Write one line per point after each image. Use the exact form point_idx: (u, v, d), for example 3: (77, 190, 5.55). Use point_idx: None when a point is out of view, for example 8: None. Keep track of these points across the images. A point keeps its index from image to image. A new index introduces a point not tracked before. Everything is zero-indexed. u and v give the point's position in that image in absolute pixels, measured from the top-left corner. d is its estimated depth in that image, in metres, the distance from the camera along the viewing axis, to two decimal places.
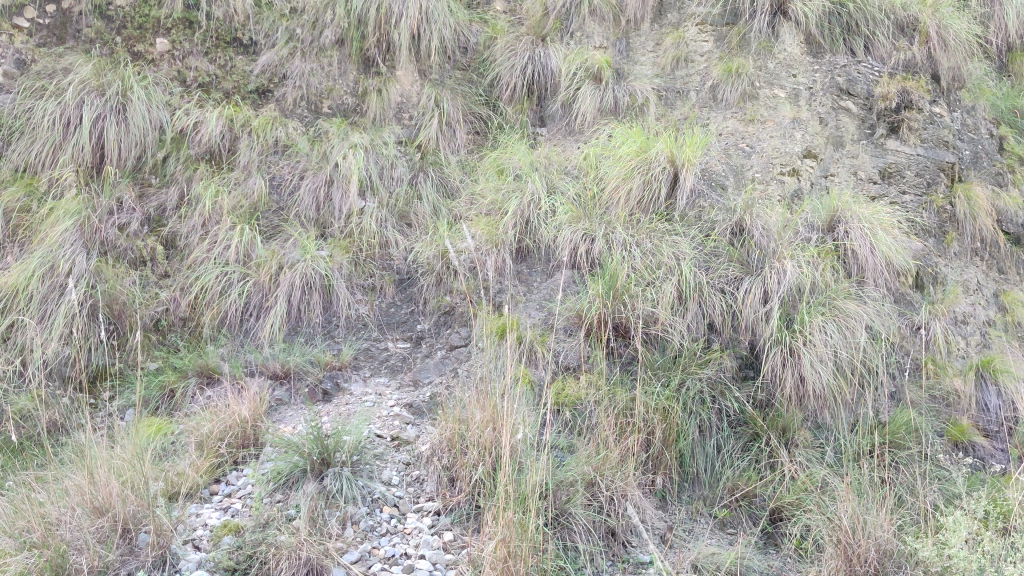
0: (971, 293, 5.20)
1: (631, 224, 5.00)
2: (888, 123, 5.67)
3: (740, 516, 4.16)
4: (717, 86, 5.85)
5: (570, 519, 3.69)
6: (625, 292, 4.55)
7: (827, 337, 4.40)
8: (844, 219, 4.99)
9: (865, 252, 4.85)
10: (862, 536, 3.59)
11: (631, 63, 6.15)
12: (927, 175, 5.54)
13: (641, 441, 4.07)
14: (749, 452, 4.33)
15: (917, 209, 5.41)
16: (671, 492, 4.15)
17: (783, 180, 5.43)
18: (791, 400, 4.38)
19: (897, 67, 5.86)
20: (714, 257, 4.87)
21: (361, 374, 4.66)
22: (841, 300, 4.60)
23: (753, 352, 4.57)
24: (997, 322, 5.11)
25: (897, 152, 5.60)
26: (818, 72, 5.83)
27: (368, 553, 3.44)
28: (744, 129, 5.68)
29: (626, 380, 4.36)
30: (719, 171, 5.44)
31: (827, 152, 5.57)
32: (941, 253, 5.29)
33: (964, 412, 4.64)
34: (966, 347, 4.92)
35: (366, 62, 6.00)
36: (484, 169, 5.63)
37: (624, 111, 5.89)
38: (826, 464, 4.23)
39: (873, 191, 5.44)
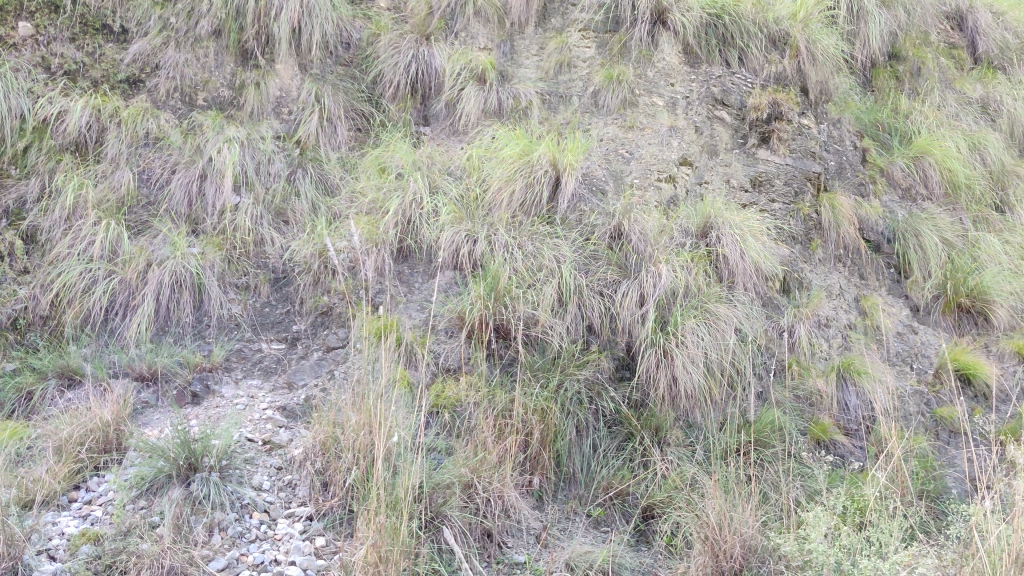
0: (834, 297, 5.42)
1: (513, 226, 5.03)
2: (759, 133, 5.88)
3: (613, 515, 4.22)
4: (599, 92, 5.94)
5: (446, 521, 3.68)
6: (506, 294, 4.58)
7: (699, 339, 4.53)
8: (717, 225, 5.14)
9: (736, 257, 5.01)
10: (728, 532, 3.71)
11: (515, 65, 6.16)
12: (795, 184, 5.76)
13: (519, 442, 4.09)
14: (623, 451, 4.40)
15: (785, 216, 5.61)
16: (547, 492, 4.19)
17: (660, 186, 5.52)
18: (664, 400, 4.48)
19: (768, 79, 6.10)
20: (594, 260, 4.94)
21: (232, 376, 4.52)
22: (712, 303, 4.73)
23: (629, 354, 4.66)
24: (857, 326, 5.32)
25: (767, 162, 5.81)
26: (694, 81, 6.01)
27: (236, 560, 3.34)
28: (624, 135, 5.78)
29: (506, 382, 4.39)
30: (600, 176, 5.49)
31: (702, 159, 5.72)
32: (807, 259, 5.52)
33: (826, 412, 4.84)
34: (828, 348, 5.11)
35: (244, 55, 5.84)
36: (365, 167, 5.51)
37: (508, 114, 5.90)
38: (696, 462, 4.35)
39: (744, 199, 5.61)
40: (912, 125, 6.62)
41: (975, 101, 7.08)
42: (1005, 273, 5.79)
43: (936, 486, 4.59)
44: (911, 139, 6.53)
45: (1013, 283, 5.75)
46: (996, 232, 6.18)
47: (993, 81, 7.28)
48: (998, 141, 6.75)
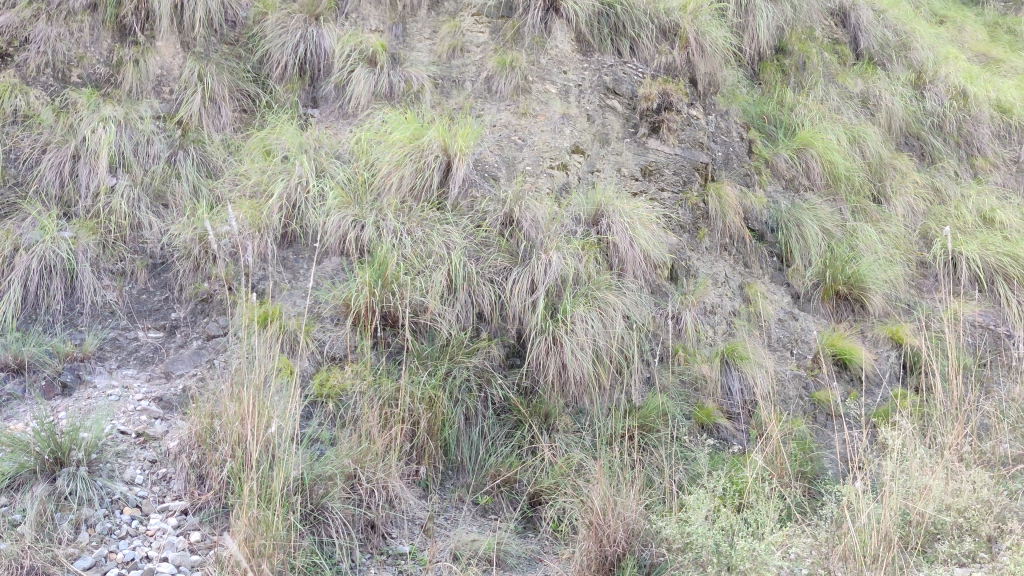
0: (719, 285, 5.51)
1: (402, 211, 4.96)
2: (649, 123, 5.95)
3: (501, 502, 4.21)
4: (492, 78, 5.90)
5: (326, 514, 3.63)
6: (395, 281, 4.49)
7: (588, 326, 4.56)
8: (607, 213, 5.18)
9: (625, 245, 5.06)
10: (611, 517, 3.68)
11: (408, 48, 6.05)
12: (683, 174, 5.86)
13: (405, 431, 4.05)
14: (512, 438, 4.38)
15: (673, 206, 5.70)
16: (434, 482, 4.15)
17: (553, 173, 5.52)
18: (554, 387, 4.50)
19: (659, 70, 6.18)
20: (484, 247, 4.91)
21: (106, 366, 4.34)
22: (602, 291, 4.77)
23: (520, 341, 4.67)
24: (741, 313, 5.43)
25: (657, 151, 5.88)
26: (586, 70, 6.04)
27: (105, 557, 3.21)
28: (517, 122, 5.75)
29: (392, 371, 4.31)
30: (492, 162, 5.45)
31: (594, 148, 5.75)
32: (694, 248, 5.61)
33: (710, 396, 4.93)
34: (713, 335, 5.20)
35: (122, 31, 5.59)
36: (249, 150, 5.33)
37: (399, 97, 5.80)
38: (584, 448, 4.37)
39: (635, 188, 5.67)
40: (797, 118, 6.81)
41: (856, 96, 7.32)
42: (881, 262, 6.04)
43: (813, 467, 4.72)
44: (795, 131, 6.72)
45: (887, 271, 6.00)
46: (873, 222, 6.42)
47: (873, 77, 7.53)
48: (876, 134, 6.99)
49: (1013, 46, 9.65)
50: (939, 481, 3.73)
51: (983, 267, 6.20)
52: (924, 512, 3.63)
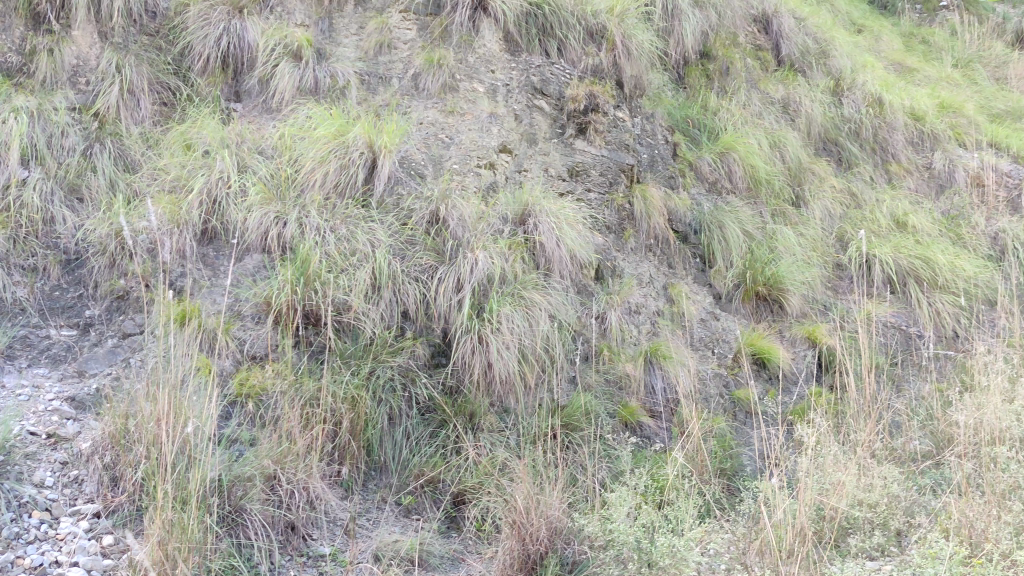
0: (644, 285, 5.58)
1: (326, 208, 4.91)
2: (576, 124, 6.00)
3: (424, 502, 4.19)
4: (419, 75, 5.87)
5: (245, 515, 3.58)
6: (317, 279, 4.46)
7: (514, 326, 4.57)
8: (534, 213, 5.20)
9: (551, 245, 5.09)
10: (535, 515, 3.69)
11: (334, 44, 5.98)
12: (609, 175, 5.91)
13: (327, 431, 4.00)
14: (436, 438, 4.36)
15: (600, 206, 5.75)
16: (357, 482, 4.10)
17: (479, 172, 5.52)
18: (479, 386, 4.50)
19: (586, 71, 6.25)
20: (410, 245, 4.88)
21: (15, 365, 4.19)
22: (528, 290, 4.78)
23: (445, 340, 4.65)
24: (664, 312, 5.50)
25: (584, 152, 5.92)
26: (514, 70, 6.06)
27: (11, 563, 3.10)
28: (444, 120, 5.73)
29: (314, 370, 4.26)
30: (418, 160, 5.40)
31: (521, 148, 5.76)
32: (620, 248, 5.67)
33: (634, 395, 4.96)
34: (638, 334, 5.25)
35: (35, 19, 5.42)
36: (169, 144, 5.20)
37: (325, 93, 5.72)
38: (508, 447, 4.37)
39: (562, 188, 5.70)
40: (720, 122, 6.94)
41: (777, 102, 7.48)
42: (799, 264, 6.20)
43: (733, 464, 4.79)
44: (718, 135, 6.84)
45: (805, 273, 6.15)
46: (792, 225, 6.58)
47: (794, 83, 7.71)
48: (796, 139, 7.17)
49: (926, 56, 9.99)
50: (852, 477, 3.82)
51: (895, 270, 6.41)
52: (837, 507, 3.71)
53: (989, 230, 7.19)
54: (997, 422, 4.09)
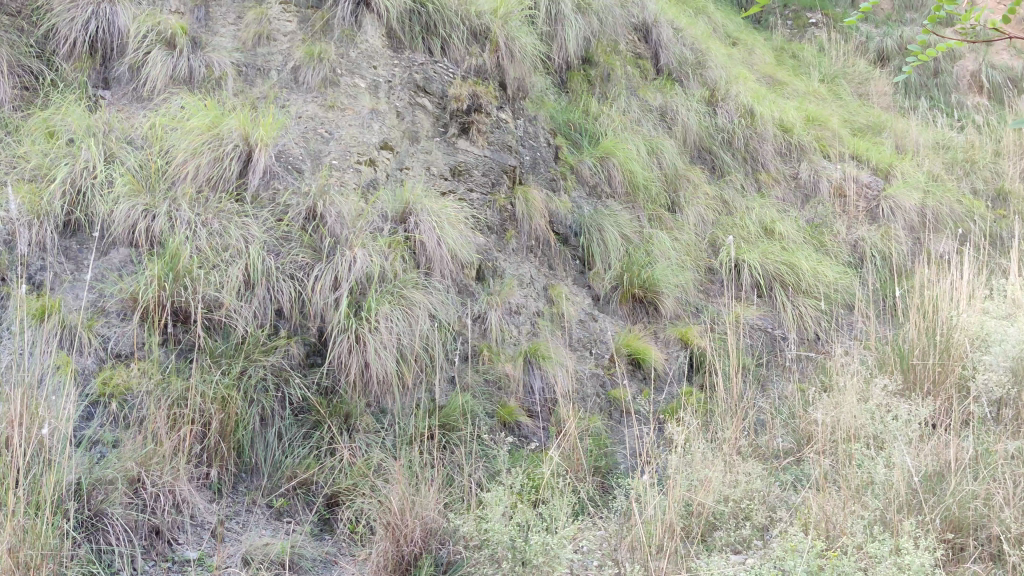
0: (525, 286, 5.60)
1: (198, 202, 4.75)
2: (459, 124, 5.99)
3: (296, 505, 4.06)
4: (298, 68, 5.75)
5: (106, 520, 3.46)
6: (187, 274, 4.33)
7: (392, 325, 4.54)
8: (415, 211, 5.16)
9: (432, 245, 5.07)
10: (409, 516, 3.68)
11: (210, 33, 5.80)
12: (492, 176, 5.93)
13: (195, 432, 3.89)
14: (310, 439, 4.25)
15: (482, 206, 5.75)
16: (226, 484, 3.99)
17: (359, 169, 5.38)
18: (355, 386, 4.44)
19: (469, 71, 6.27)
20: (285, 241, 4.78)
21: None
22: (408, 290, 4.75)
23: (321, 339, 4.57)
24: (544, 313, 5.54)
25: (466, 152, 5.92)
26: (396, 66, 6.00)
27: None
28: (324, 114, 5.60)
29: (183, 369, 4.12)
30: (296, 154, 5.29)
31: (403, 145, 5.69)
32: (501, 249, 5.68)
33: (513, 394, 4.97)
34: (518, 334, 5.27)
35: None
36: (30, 130, 4.92)
37: (200, 83, 5.53)
38: (385, 448, 4.31)
39: (444, 187, 5.66)
40: (600, 127, 7.07)
41: (655, 109, 7.67)
42: (673, 267, 6.37)
43: (607, 462, 4.85)
44: (598, 139, 6.97)
45: (679, 276, 6.33)
46: (667, 229, 6.75)
47: (671, 92, 7.92)
48: (673, 147, 7.36)
49: (795, 70, 10.43)
50: (718, 473, 3.96)
51: (763, 274, 6.67)
52: (704, 503, 3.83)
53: (850, 238, 7.55)
54: (853, 420, 4.29)
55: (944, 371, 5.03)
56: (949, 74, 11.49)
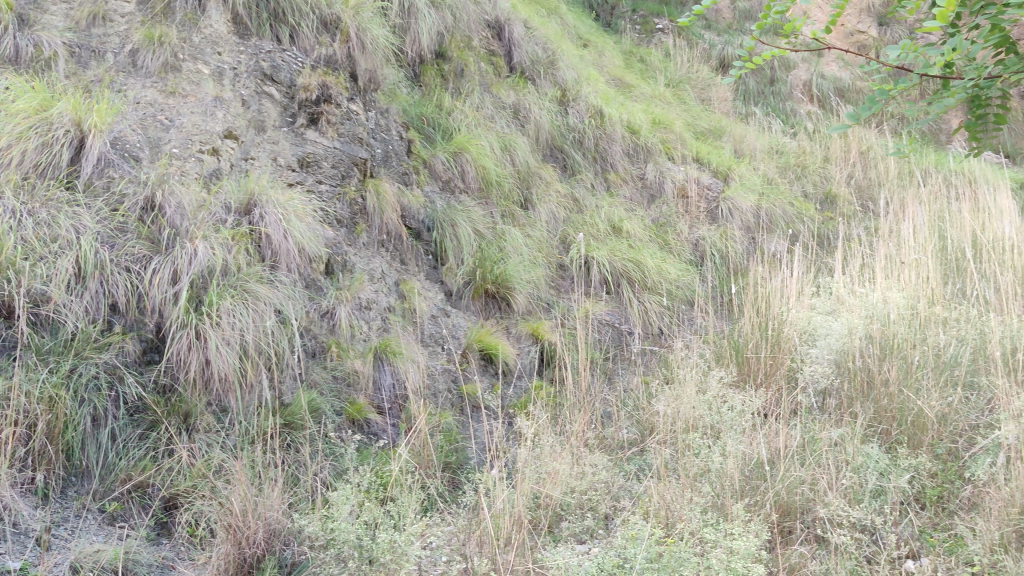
0: (375, 281, 5.53)
1: (24, 189, 4.44)
2: (308, 114, 5.87)
3: (131, 509, 3.86)
4: (137, 51, 5.45)
5: None
6: (11, 267, 4.04)
7: (235, 320, 4.40)
8: (260, 203, 5.02)
9: (279, 237, 4.93)
10: (252, 518, 3.58)
11: (39, 10, 5.38)
12: (341, 168, 5.83)
13: (18, 434, 3.65)
14: (146, 440, 4.06)
15: (331, 199, 5.63)
16: (53, 490, 3.75)
17: (202, 158, 5.19)
18: (195, 384, 4.26)
19: (318, 61, 6.14)
20: (121, 233, 4.54)
21: None
22: (252, 284, 4.62)
23: (159, 336, 4.36)
24: (396, 308, 5.49)
25: (315, 143, 5.80)
26: (242, 53, 5.82)
27: None
28: (164, 101, 5.35)
29: (5, 367, 3.84)
30: (134, 141, 5.02)
31: (248, 135, 5.51)
32: (351, 243, 5.58)
33: (362, 391, 4.90)
34: (367, 330, 5.20)
35: None
36: None
37: (27, 63, 5.11)
38: (227, 448, 4.16)
39: (291, 178, 5.51)
40: (453, 122, 7.07)
41: (508, 106, 7.74)
42: (524, 263, 6.45)
43: (458, 457, 4.86)
44: (451, 135, 6.97)
45: (530, 272, 6.41)
46: (519, 226, 6.83)
47: (524, 90, 8.01)
48: (525, 144, 7.44)
49: (643, 74, 10.76)
50: (566, 465, 4.03)
51: (610, 271, 6.85)
52: (552, 495, 3.91)
53: (692, 237, 7.85)
54: (691, 411, 4.49)
55: (774, 364, 5.31)
56: (783, 84, 12.12)
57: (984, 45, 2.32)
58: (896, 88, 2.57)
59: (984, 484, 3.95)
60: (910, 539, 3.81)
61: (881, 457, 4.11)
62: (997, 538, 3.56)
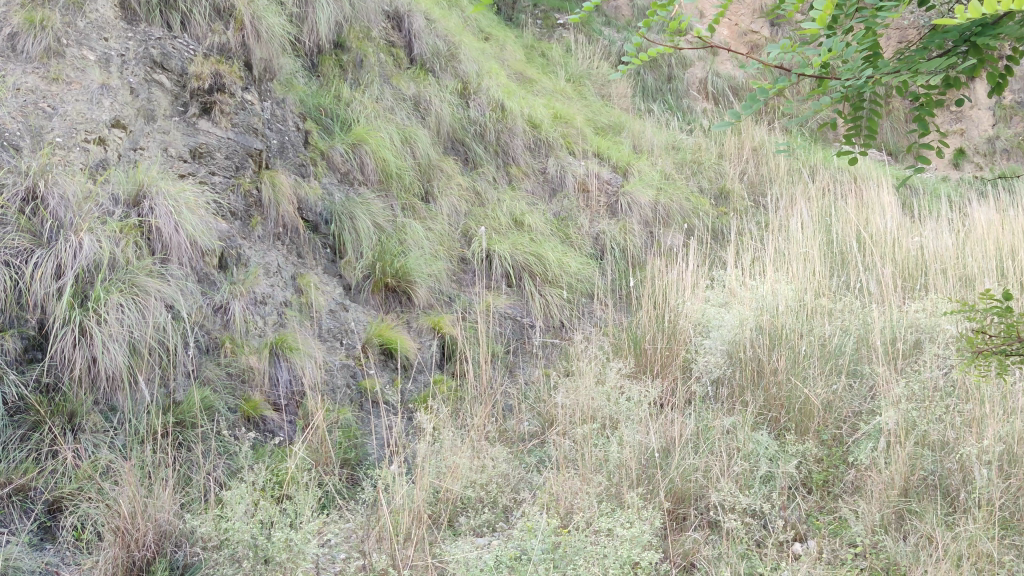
0: (271, 275, 5.41)
1: None
2: (200, 104, 5.71)
3: (11, 513, 3.65)
4: (16, 35, 5.12)
5: None
6: None
7: (123, 316, 4.26)
8: (149, 195, 4.86)
9: (170, 230, 4.78)
10: (142, 519, 3.47)
11: None
12: (235, 159, 5.69)
13: None
14: (28, 441, 3.87)
15: (225, 191, 5.50)
16: None
17: (87, 148, 4.97)
18: (81, 383, 4.09)
19: (211, 49, 5.97)
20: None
21: None
22: (141, 278, 4.48)
23: (41, 333, 4.16)
24: (292, 303, 5.38)
25: (208, 133, 5.64)
26: (130, 40, 5.62)
27: None
28: (47, 87, 5.08)
29: None
30: (13, 130, 4.73)
31: (137, 124, 5.32)
32: (245, 236, 5.45)
33: (258, 388, 4.78)
34: (262, 325, 5.08)
35: None
36: None
37: None
38: (115, 448, 4.02)
39: (182, 170, 5.35)
40: (352, 113, 6.98)
41: (408, 98, 7.67)
42: (425, 257, 6.41)
43: (357, 453, 4.81)
44: (349, 126, 6.89)
45: (431, 266, 6.38)
46: (420, 219, 6.79)
47: (424, 82, 7.95)
48: (426, 137, 7.38)
49: (544, 69, 10.82)
50: (466, 459, 4.04)
51: (511, 265, 6.88)
52: (451, 489, 3.91)
53: (592, 231, 7.95)
54: (589, 402, 4.56)
55: (670, 355, 5.41)
56: (681, 81, 12.37)
57: (858, 49, 2.17)
58: (773, 89, 2.43)
59: (866, 468, 4.13)
60: (797, 522, 3.93)
61: (770, 443, 4.27)
62: (878, 519, 3.74)
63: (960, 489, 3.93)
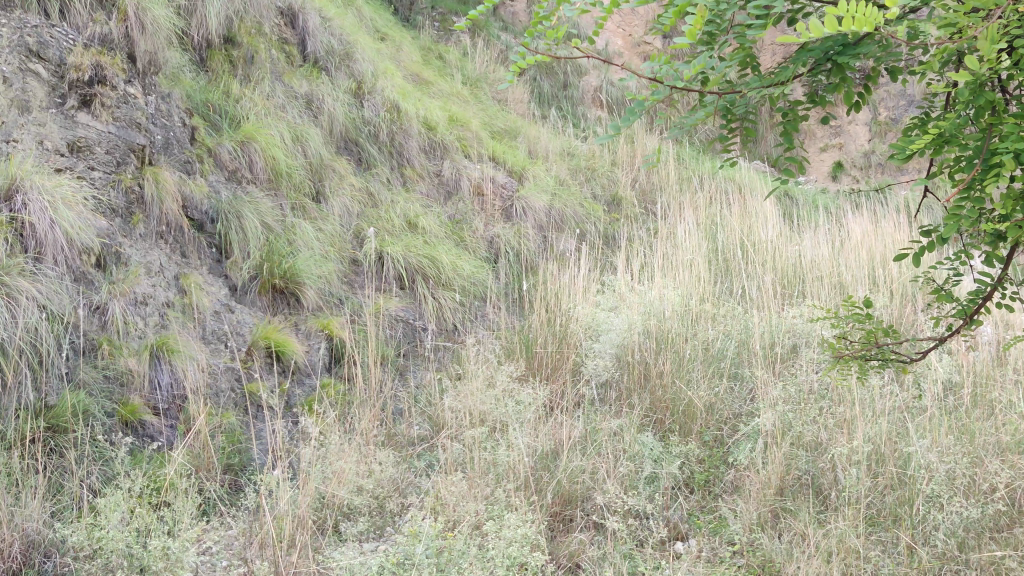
0: (152, 275, 5.22)
1: None
2: (80, 96, 5.46)
3: None
4: None
5: None
6: None
7: None
8: (23, 189, 4.63)
9: (44, 227, 4.57)
10: (7, 529, 3.32)
11: None
12: (117, 154, 5.48)
13: None
14: None
15: (104, 186, 5.29)
16: None
17: None
18: None
19: (92, 39, 5.70)
20: None
21: None
22: (12, 276, 4.28)
23: None
24: (175, 304, 5.21)
25: (87, 127, 5.42)
26: (4, 26, 5.22)
27: None
28: None
29: None
30: None
31: (10, 114, 5.02)
32: (126, 234, 5.25)
33: (137, 391, 4.61)
34: (143, 327, 4.89)
35: None
36: None
37: None
38: None
39: (59, 164, 5.12)
40: (241, 110, 6.83)
41: (300, 97, 7.55)
42: (315, 258, 6.32)
43: (240, 459, 4.70)
44: (238, 123, 6.74)
45: (321, 267, 6.29)
46: (310, 220, 6.68)
47: (317, 81, 7.83)
48: (318, 136, 7.28)
49: (440, 71, 10.81)
50: (352, 464, 4.00)
51: (404, 267, 6.84)
52: (338, 494, 3.86)
53: (486, 235, 7.98)
54: (478, 405, 4.58)
55: (561, 358, 5.48)
56: (575, 88, 12.55)
57: (728, 64, 2.20)
58: (651, 100, 2.43)
59: (745, 468, 4.28)
60: (678, 522, 4.04)
61: (655, 445, 4.38)
62: (755, 518, 3.87)
63: (831, 488, 4.11)
